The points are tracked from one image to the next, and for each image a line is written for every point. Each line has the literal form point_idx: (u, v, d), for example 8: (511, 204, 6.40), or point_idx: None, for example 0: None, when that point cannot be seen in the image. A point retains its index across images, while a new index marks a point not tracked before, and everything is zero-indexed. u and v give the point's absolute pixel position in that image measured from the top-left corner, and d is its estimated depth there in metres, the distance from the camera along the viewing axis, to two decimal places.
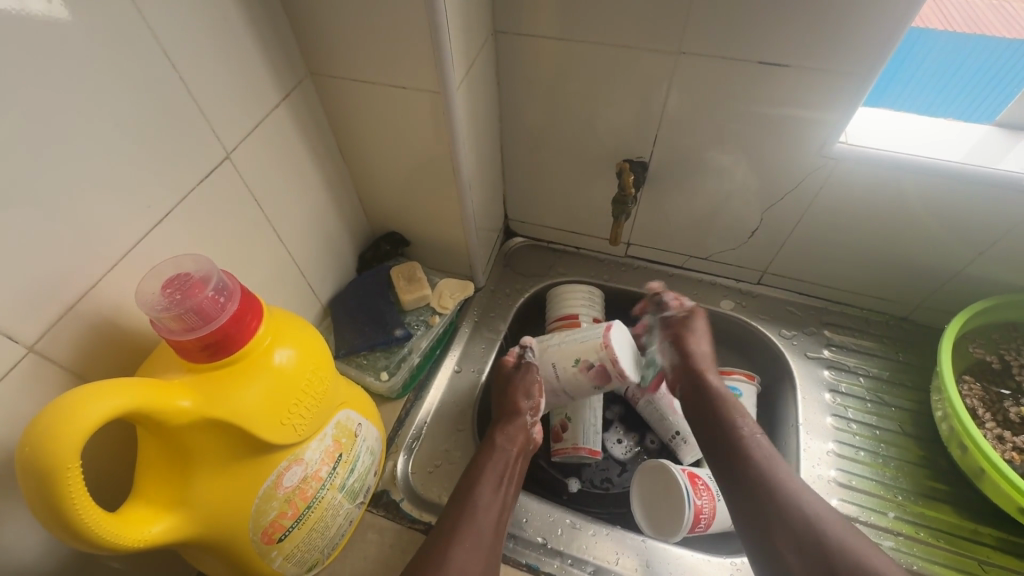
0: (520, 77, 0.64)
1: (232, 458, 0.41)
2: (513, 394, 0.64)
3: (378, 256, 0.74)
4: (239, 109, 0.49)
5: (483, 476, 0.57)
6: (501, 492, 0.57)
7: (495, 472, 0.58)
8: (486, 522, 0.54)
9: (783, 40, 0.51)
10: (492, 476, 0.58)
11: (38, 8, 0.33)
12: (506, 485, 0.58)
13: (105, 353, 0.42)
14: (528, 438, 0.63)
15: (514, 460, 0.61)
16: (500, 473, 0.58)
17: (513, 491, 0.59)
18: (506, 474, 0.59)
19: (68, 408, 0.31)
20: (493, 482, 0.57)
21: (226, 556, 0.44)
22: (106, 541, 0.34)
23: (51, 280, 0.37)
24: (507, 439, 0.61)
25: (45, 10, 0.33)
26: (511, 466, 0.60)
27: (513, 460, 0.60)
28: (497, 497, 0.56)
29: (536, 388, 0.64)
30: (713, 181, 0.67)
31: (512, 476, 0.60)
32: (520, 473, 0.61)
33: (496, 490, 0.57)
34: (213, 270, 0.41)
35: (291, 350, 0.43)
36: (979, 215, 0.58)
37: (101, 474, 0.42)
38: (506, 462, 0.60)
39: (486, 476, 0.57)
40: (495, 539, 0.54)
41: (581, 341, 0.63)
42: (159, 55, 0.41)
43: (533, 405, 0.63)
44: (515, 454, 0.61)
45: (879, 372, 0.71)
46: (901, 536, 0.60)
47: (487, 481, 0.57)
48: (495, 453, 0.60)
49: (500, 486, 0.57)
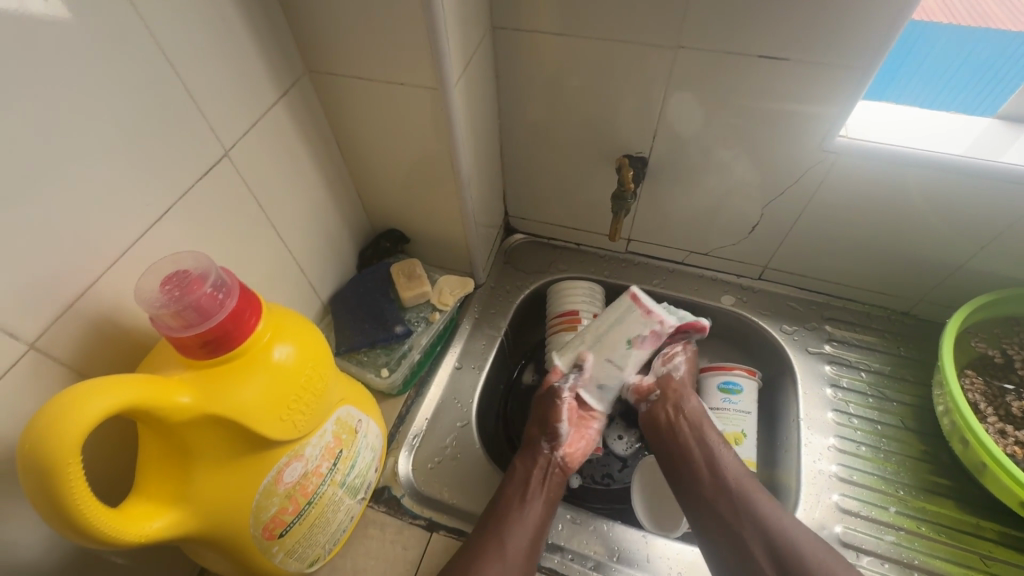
0: (518, 72, 0.63)
1: (233, 455, 0.41)
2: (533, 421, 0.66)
3: (378, 253, 0.74)
4: (236, 107, 0.49)
5: (508, 500, 0.58)
6: (526, 513, 0.57)
7: (518, 494, 0.58)
8: (511, 546, 0.55)
9: (783, 34, 0.51)
10: (515, 498, 0.58)
11: (40, 6, 0.33)
12: (532, 505, 0.58)
13: (106, 350, 0.42)
14: (557, 458, 0.63)
15: (537, 480, 0.61)
16: (519, 494, 0.58)
17: (540, 511, 0.58)
18: (530, 494, 0.59)
19: (68, 404, 0.32)
20: (515, 503, 0.58)
21: (227, 552, 0.44)
22: (108, 536, 0.35)
23: (51, 278, 0.38)
24: (530, 460, 0.62)
25: (48, 9, 0.34)
26: (537, 486, 0.60)
27: (540, 480, 0.60)
28: (522, 518, 0.57)
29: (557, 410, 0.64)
30: (713, 176, 0.66)
31: (536, 494, 0.59)
32: (553, 494, 0.60)
33: (517, 510, 0.57)
34: (211, 266, 0.41)
35: (290, 347, 0.43)
36: (982, 208, 0.57)
37: (104, 472, 0.43)
38: (531, 483, 0.60)
39: (509, 498, 0.58)
40: (522, 561, 0.54)
41: (625, 324, 0.67)
42: (156, 53, 0.41)
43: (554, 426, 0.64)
44: (541, 474, 0.61)
45: (880, 367, 0.71)
46: (902, 531, 0.60)
47: (511, 504, 0.57)
48: (519, 476, 0.60)
49: (524, 507, 0.58)
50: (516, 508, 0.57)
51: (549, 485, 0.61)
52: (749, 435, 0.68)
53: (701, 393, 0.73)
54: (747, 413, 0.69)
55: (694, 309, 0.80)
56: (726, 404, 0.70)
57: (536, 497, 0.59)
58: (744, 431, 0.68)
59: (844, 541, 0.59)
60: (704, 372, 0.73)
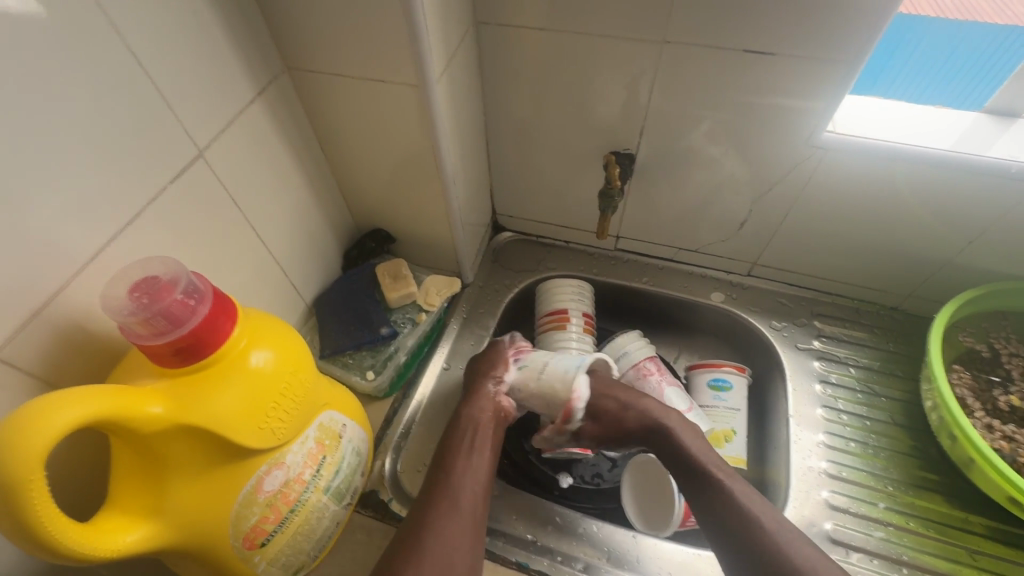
0: (503, 68, 0.62)
1: (209, 464, 0.40)
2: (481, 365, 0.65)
3: (362, 253, 0.73)
4: (212, 106, 0.47)
5: (454, 454, 0.57)
6: (472, 464, 0.56)
7: (462, 446, 0.58)
8: (463, 496, 0.54)
9: (770, 29, 0.50)
10: (460, 452, 0.57)
11: (11, 2, 0.32)
12: (477, 455, 0.57)
13: (74, 359, 0.41)
14: (495, 406, 0.62)
15: (485, 425, 0.60)
16: (469, 441, 0.58)
17: (488, 455, 0.58)
18: (478, 440, 0.58)
19: (31, 416, 0.31)
20: (463, 453, 0.57)
21: (205, 563, 0.43)
22: (77, 552, 0.34)
23: (14, 287, 0.36)
24: (479, 407, 0.61)
25: (20, 5, 0.33)
26: (480, 438, 0.59)
27: (481, 429, 0.59)
28: (468, 470, 0.56)
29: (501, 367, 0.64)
30: (702, 171, 0.66)
31: (485, 441, 0.59)
32: (494, 444, 0.60)
33: (467, 457, 0.57)
34: (182, 272, 0.40)
35: (268, 352, 0.42)
36: (969, 203, 0.57)
37: (72, 486, 0.41)
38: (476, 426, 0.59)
39: (455, 454, 0.57)
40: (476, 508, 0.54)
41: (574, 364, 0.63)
42: (125, 51, 0.39)
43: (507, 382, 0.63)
44: (487, 417, 0.60)
45: (869, 363, 0.71)
46: (891, 526, 0.60)
47: (456, 459, 0.57)
48: (460, 430, 0.59)
49: (469, 460, 0.57)
50: (464, 460, 0.56)
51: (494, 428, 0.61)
52: (739, 432, 0.68)
53: (691, 391, 0.72)
54: (737, 410, 0.69)
55: (683, 307, 0.79)
56: (716, 401, 0.70)
57: (483, 442, 0.59)
58: (734, 429, 0.68)
59: (834, 538, 0.59)
60: (694, 369, 0.73)
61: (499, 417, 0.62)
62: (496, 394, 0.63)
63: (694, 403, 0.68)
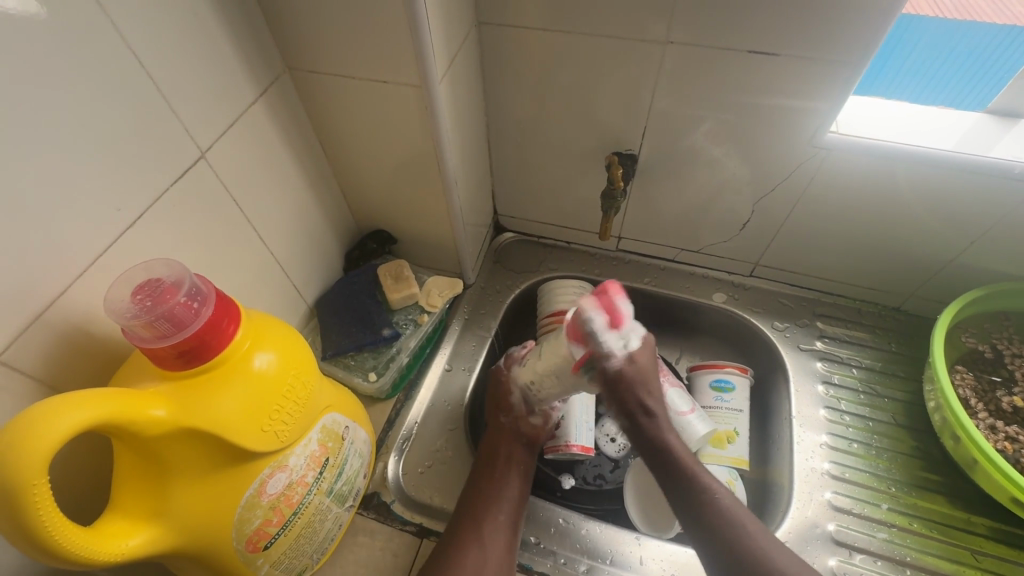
0: (504, 68, 0.62)
1: (212, 468, 0.40)
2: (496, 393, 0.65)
3: (364, 254, 0.73)
4: (213, 107, 0.47)
5: (480, 482, 0.58)
6: (496, 490, 0.58)
7: (486, 473, 0.59)
8: (490, 523, 0.55)
9: (773, 30, 0.50)
10: (483, 479, 0.59)
11: (13, 4, 0.32)
12: (503, 481, 0.59)
13: (77, 361, 0.41)
14: (518, 431, 0.62)
15: (507, 453, 0.61)
16: (491, 471, 0.59)
17: (513, 482, 0.59)
18: (502, 469, 0.59)
19: (35, 419, 0.30)
20: (488, 482, 0.58)
21: (208, 566, 0.43)
22: (80, 556, 0.33)
23: (17, 290, 0.36)
24: (500, 436, 0.62)
25: (19, 6, 0.32)
26: (505, 464, 0.60)
27: (505, 456, 0.61)
28: (492, 496, 0.57)
29: (507, 387, 0.63)
30: (704, 172, 0.65)
31: (509, 469, 0.60)
32: (522, 468, 0.60)
33: (491, 486, 0.58)
34: (184, 274, 0.39)
35: (271, 355, 0.42)
36: (972, 204, 0.57)
37: (74, 491, 0.41)
38: (499, 455, 0.60)
39: (478, 481, 0.59)
40: (504, 535, 0.55)
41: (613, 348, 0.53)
42: (126, 52, 0.39)
43: (518, 405, 0.63)
44: (508, 445, 0.61)
45: (872, 363, 0.71)
46: (894, 528, 0.60)
47: (480, 486, 0.58)
48: (485, 458, 0.61)
49: (493, 486, 0.58)
50: (487, 486, 0.58)
51: (518, 454, 0.61)
52: (742, 433, 0.68)
53: (693, 392, 0.72)
54: (739, 411, 0.69)
55: (685, 307, 0.79)
56: (718, 402, 0.69)
57: (508, 470, 0.60)
58: (736, 429, 0.68)
59: (837, 539, 0.59)
60: (695, 370, 0.73)
61: (528, 441, 0.63)
62: (512, 421, 0.63)
63: (696, 404, 0.68)
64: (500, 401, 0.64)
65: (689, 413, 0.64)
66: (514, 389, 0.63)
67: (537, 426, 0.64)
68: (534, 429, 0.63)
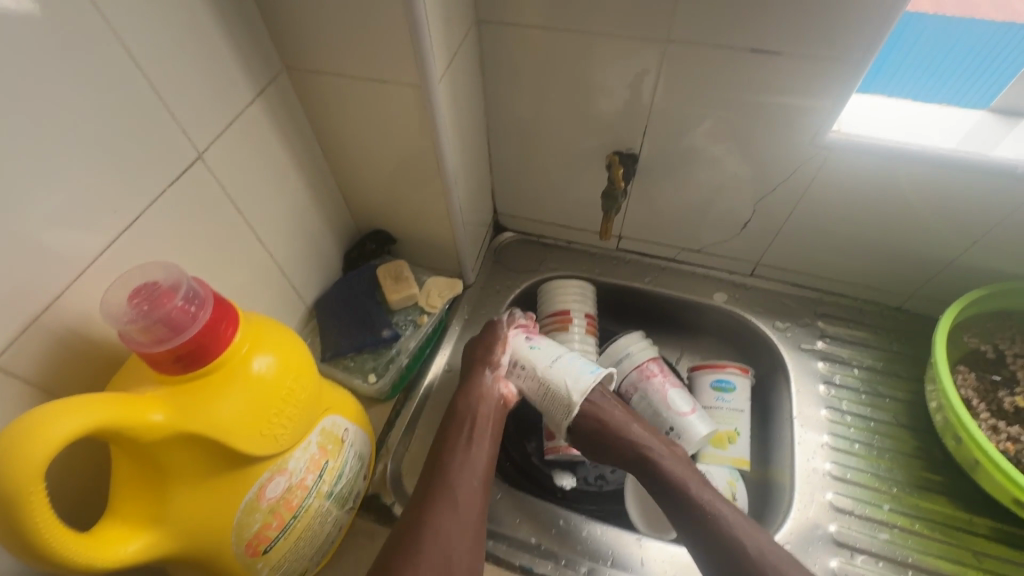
0: (504, 67, 0.62)
1: (211, 471, 0.40)
2: (476, 353, 0.64)
3: (363, 254, 0.72)
4: (210, 108, 0.47)
5: (451, 444, 0.58)
6: (471, 458, 0.57)
7: (461, 439, 0.58)
8: (460, 486, 0.54)
9: (775, 27, 0.50)
10: (458, 445, 0.57)
11: (6, 1, 0.31)
12: (476, 447, 0.58)
13: (73, 365, 0.41)
14: (497, 397, 0.61)
15: (480, 417, 0.60)
16: (465, 432, 0.58)
17: (485, 446, 0.58)
18: (474, 430, 0.59)
19: (30, 427, 0.30)
20: (461, 443, 0.58)
21: (208, 570, 0.43)
22: (78, 563, 0.33)
23: (12, 294, 0.36)
24: (475, 398, 0.61)
25: (12, 3, 0.32)
26: (479, 429, 0.59)
27: (482, 421, 0.59)
28: (467, 464, 0.56)
29: (498, 347, 0.63)
30: (705, 171, 0.65)
31: (484, 433, 0.59)
32: (495, 435, 0.60)
33: (464, 449, 0.57)
34: (182, 277, 0.39)
35: (270, 357, 0.42)
36: (975, 203, 0.57)
37: (73, 496, 0.41)
38: (472, 415, 0.60)
39: (453, 443, 0.58)
40: (474, 502, 0.54)
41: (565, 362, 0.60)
42: (122, 53, 0.39)
43: (505, 365, 0.62)
44: (485, 408, 0.60)
45: (873, 363, 0.71)
46: (896, 528, 0.60)
47: (455, 452, 0.57)
48: (460, 421, 0.59)
49: (467, 451, 0.57)
50: (460, 450, 0.57)
51: (493, 415, 0.60)
52: (743, 434, 0.67)
53: (694, 392, 0.72)
54: (740, 411, 0.68)
55: (685, 308, 0.79)
56: (719, 403, 0.69)
57: (481, 433, 0.59)
58: (737, 430, 0.67)
59: (839, 540, 0.59)
60: (697, 370, 0.73)
61: (503, 406, 0.62)
62: (493, 383, 0.62)
63: (698, 404, 0.67)
64: (486, 357, 0.63)
65: (690, 413, 0.64)
66: (507, 350, 0.63)
67: (512, 392, 0.62)
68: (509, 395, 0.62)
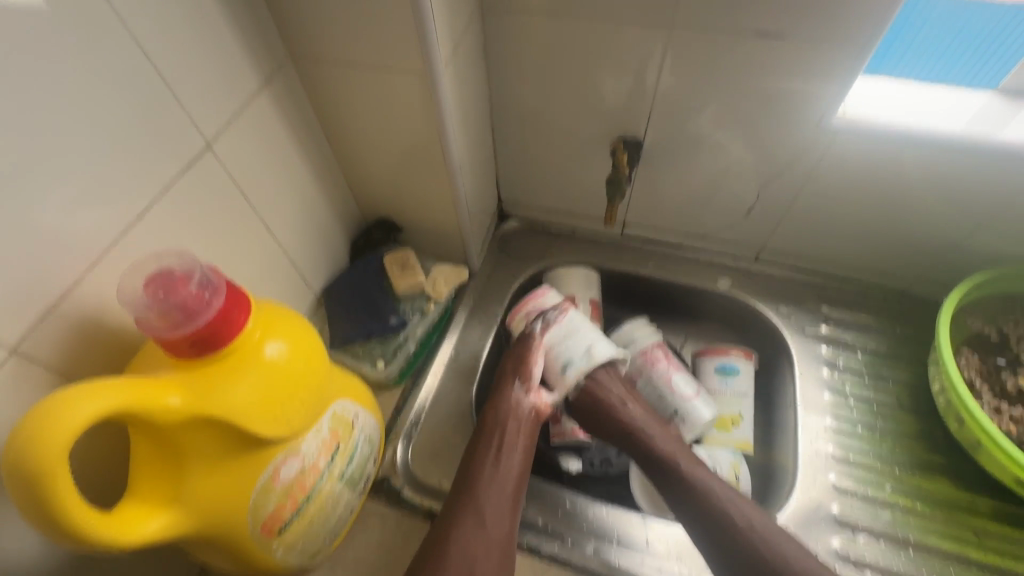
0: (508, 54, 0.61)
1: (227, 453, 0.41)
2: (508, 364, 0.63)
3: (370, 243, 0.73)
4: (217, 98, 0.47)
5: (481, 457, 0.58)
6: (498, 473, 0.57)
7: (490, 452, 0.58)
8: (490, 503, 0.55)
9: (780, 10, 0.49)
10: (488, 458, 0.58)
11: None
12: (507, 460, 0.58)
13: (91, 352, 0.42)
14: (529, 408, 0.61)
15: (511, 431, 0.59)
16: (496, 446, 0.58)
17: (516, 461, 0.58)
18: (506, 444, 0.59)
19: (54, 408, 0.31)
20: (491, 458, 0.58)
21: (225, 549, 0.44)
22: (101, 539, 0.34)
23: (30, 282, 0.37)
24: (506, 411, 0.60)
25: None
26: (511, 442, 0.59)
27: (512, 433, 0.59)
28: (497, 478, 0.57)
29: (531, 359, 0.62)
30: (710, 157, 0.65)
31: (514, 447, 0.59)
32: (527, 448, 0.60)
33: (494, 464, 0.57)
34: (195, 265, 0.40)
35: (281, 343, 0.42)
36: (981, 186, 0.57)
37: (97, 478, 0.42)
38: (504, 429, 0.60)
39: (484, 456, 0.58)
40: (503, 518, 0.55)
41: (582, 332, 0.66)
42: (131, 44, 0.39)
43: (537, 379, 0.61)
44: (518, 421, 0.60)
45: (877, 347, 0.71)
46: (898, 509, 0.61)
47: (483, 465, 0.57)
48: (490, 434, 0.59)
49: (498, 464, 0.57)
50: (491, 464, 0.57)
51: (525, 428, 0.60)
52: (746, 417, 0.68)
53: (698, 377, 0.73)
54: (744, 395, 0.69)
55: (689, 294, 0.79)
56: (723, 387, 0.70)
57: (512, 447, 0.59)
58: (741, 413, 0.68)
59: (840, 520, 0.60)
60: (701, 355, 0.73)
61: (536, 419, 0.61)
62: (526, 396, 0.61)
63: (701, 388, 0.68)
64: (518, 370, 0.62)
65: (693, 397, 0.65)
66: (538, 361, 0.62)
67: (546, 405, 0.62)
68: (543, 408, 0.62)
